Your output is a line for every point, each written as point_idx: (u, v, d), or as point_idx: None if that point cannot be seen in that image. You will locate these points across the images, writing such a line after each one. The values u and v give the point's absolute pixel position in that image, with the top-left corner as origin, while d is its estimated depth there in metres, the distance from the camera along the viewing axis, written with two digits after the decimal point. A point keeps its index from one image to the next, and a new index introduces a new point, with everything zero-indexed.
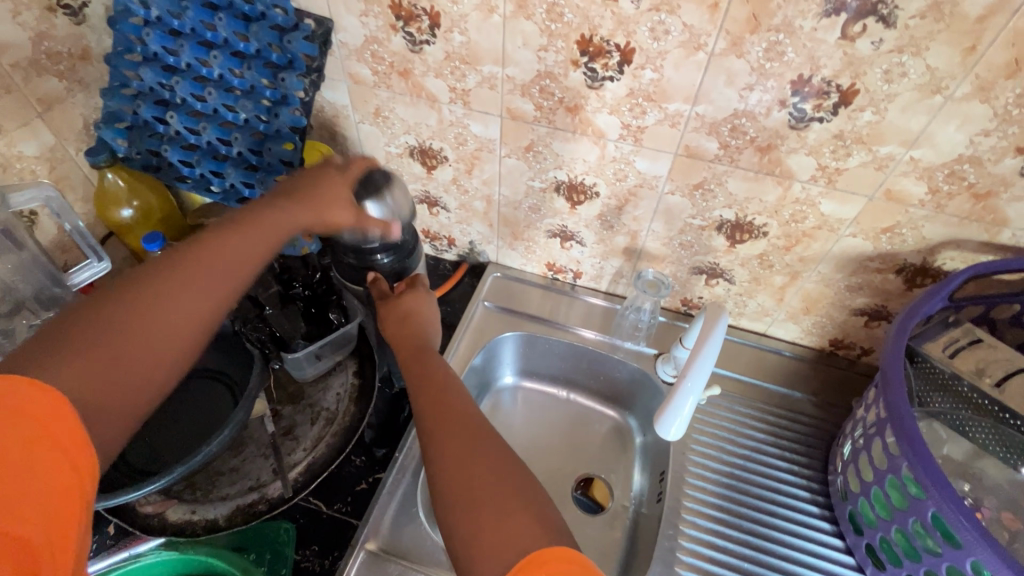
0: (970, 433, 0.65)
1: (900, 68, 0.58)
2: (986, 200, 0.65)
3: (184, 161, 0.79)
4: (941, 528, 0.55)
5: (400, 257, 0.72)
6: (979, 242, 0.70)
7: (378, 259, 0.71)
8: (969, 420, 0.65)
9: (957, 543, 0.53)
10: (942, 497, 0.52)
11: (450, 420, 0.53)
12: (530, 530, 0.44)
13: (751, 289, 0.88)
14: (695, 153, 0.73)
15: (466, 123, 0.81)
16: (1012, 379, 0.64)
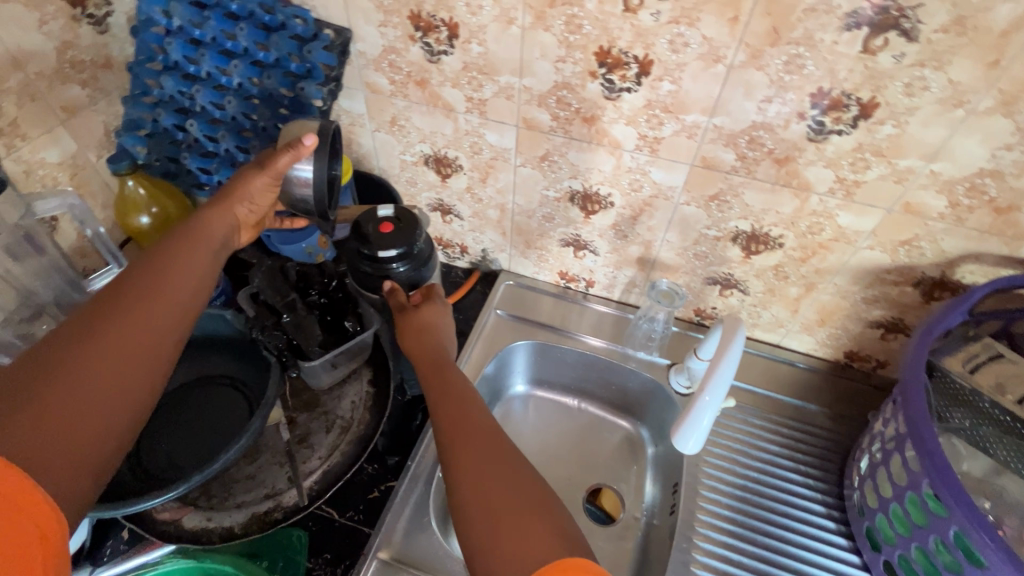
0: (992, 449, 0.64)
1: (922, 82, 0.58)
2: (1006, 215, 0.65)
3: (203, 168, 0.80)
4: (963, 547, 0.54)
5: (416, 266, 0.72)
6: (999, 255, 0.69)
7: (394, 268, 0.70)
8: (988, 435, 0.64)
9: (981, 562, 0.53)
10: (965, 515, 0.52)
11: (469, 431, 0.53)
12: (547, 542, 0.44)
13: (765, 300, 0.87)
14: (712, 164, 0.73)
15: (482, 132, 0.82)
16: None
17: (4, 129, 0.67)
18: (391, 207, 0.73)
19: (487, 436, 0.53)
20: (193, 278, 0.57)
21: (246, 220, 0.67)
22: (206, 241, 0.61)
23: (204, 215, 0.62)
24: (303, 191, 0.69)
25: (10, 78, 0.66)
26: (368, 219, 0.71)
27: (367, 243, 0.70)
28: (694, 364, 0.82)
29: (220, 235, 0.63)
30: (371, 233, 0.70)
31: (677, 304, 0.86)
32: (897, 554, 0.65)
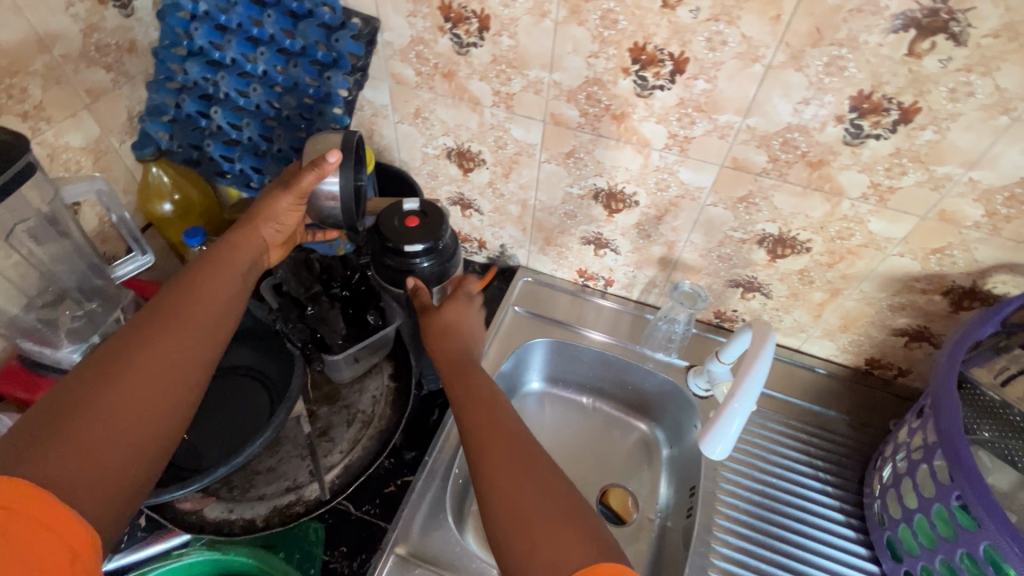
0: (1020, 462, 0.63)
1: (967, 87, 0.56)
2: None
3: (225, 156, 0.80)
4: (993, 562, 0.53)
5: (441, 262, 0.71)
6: None
7: (417, 263, 0.69)
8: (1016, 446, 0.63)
9: None
10: (999, 530, 0.51)
11: (496, 434, 0.53)
12: (581, 547, 0.43)
13: (788, 304, 0.86)
14: (743, 165, 0.71)
15: (508, 127, 0.81)
16: None
17: (30, 112, 0.66)
18: (416, 201, 0.73)
19: (514, 439, 0.52)
20: (221, 298, 0.58)
21: (272, 240, 0.67)
22: (233, 262, 0.61)
23: (231, 236, 0.63)
24: (330, 205, 0.68)
25: (37, 61, 0.65)
26: (394, 213, 0.71)
27: (390, 236, 0.69)
28: (715, 367, 0.82)
29: (247, 256, 0.63)
30: (396, 227, 0.69)
31: (700, 305, 0.84)
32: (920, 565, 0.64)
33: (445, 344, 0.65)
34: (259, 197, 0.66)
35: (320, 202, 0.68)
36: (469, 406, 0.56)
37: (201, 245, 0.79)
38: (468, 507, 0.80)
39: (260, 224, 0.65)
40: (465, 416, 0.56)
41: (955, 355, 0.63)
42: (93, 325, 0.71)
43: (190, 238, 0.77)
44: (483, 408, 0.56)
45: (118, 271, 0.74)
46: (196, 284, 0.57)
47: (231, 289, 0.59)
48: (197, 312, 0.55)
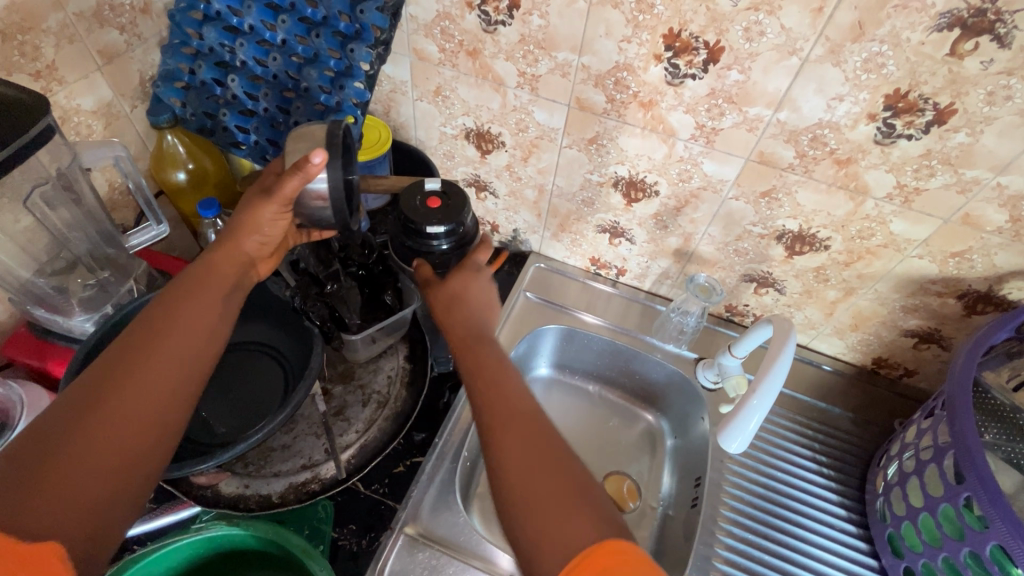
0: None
1: (1005, 91, 0.56)
2: None
3: (241, 126, 0.78)
4: (999, 562, 0.55)
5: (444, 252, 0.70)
6: None
7: (426, 248, 0.69)
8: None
9: None
10: (1009, 531, 0.52)
11: (511, 408, 0.52)
12: (596, 529, 0.44)
13: (801, 301, 0.86)
14: (769, 160, 0.71)
15: (531, 109, 0.79)
16: None
17: (42, 72, 0.64)
18: (437, 181, 0.72)
19: (522, 409, 0.52)
20: (204, 323, 0.53)
21: (260, 252, 0.62)
22: (218, 281, 0.57)
23: (214, 253, 0.58)
24: (320, 206, 0.60)
25: (49, 18, 0.63)
26: (412, 194, 0.70)
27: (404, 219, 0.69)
28: (727, 360, 0.82)
29: (232, 274, 0.58)
30: (411, 209, 0.69)
31: (715, 299, 0.84)
32: (919, 562, 0.66)
33: (452, 316, 0.62)
34: (242, 206, 0.60)
35: (309, 204, 0.60)
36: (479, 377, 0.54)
37: (215, 217, 0.77)
38: (474, 489, 0.81)
39: (242, 236, 0.59)
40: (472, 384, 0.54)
41: (973, 356, 0.64)
42: (105, 294, 0.71)
43: (205, 209, 0.75)
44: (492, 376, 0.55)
45: (133, 240, 0.73)
46: (175, 307, 0.53)
47: (215, 314, 0.54)
48: (175, 340, 0.50)
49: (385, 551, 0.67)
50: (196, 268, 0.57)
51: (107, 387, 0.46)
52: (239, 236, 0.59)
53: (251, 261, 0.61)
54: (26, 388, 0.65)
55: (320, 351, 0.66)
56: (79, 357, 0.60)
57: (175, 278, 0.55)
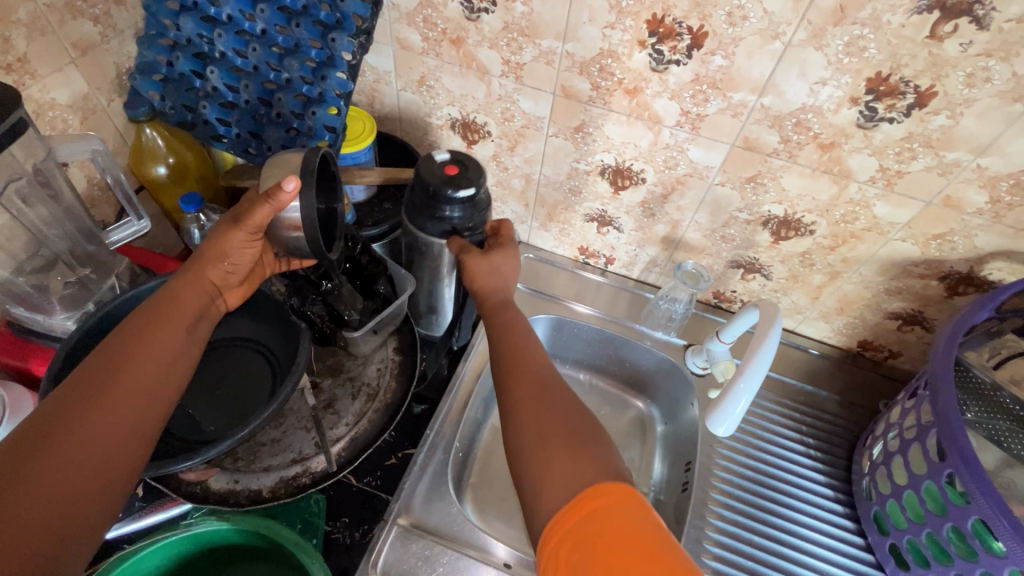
0: (1009, 445, 0.65)
1: (985, 72, 0.56)
2: None
3: (222, 119, 0.77)
4: (981, 536, 0.56)
5: (468, 214, 0.68)
6: None
7: (451, 212, 0.67)
8: (1006, 431, 0.66)
9: (998, 552, 0.55)
10: (989, 506, 0.54)
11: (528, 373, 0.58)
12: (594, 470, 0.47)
13: (787, 286, 0.87)
14: (754, 146, 0.71)
15: (516, 98, 0.78)
16: None
17: (14, 65, 0.62)
18: (446, 153, 0.70)
19: (536, 379, 0.57)
20: (169, 353, 0.54)
21: (224, 280, 0.62)
22: (180, 311, 0.57)
23: (174, 286, 0.58)
24: (295, 234, 0.62)
25: (20, 9, 0.61)
26: (427, 165, 0.68)
27: (432, 183, 0.66)
28: (714, 346, 0.83)
29: (196, 305, 0.58)
30: (435, 176, 0.66)
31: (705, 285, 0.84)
32: (904, 541, 0.68)
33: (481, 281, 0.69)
34: (208, 236, 0.61)
35: (283, 233, 0.62)
36: (505, 353, 0.61)
37: (197, 212, 0.76)
38: (468, 478, 0.82)
39: (206, 266, 0.60)
40: (500, 358, 0.61)
41: (954, 335, 0.65)
42: (85, 292, 0.70)
43: (187, 203, 0.74)
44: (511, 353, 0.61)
45: (113, 236, 0.72)
46: (138, 337, 0.53)
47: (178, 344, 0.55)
48: (137, 370, 0.51)
49: (379, 543, 0.67)
50: (155, 301, 0.57)
51: (69, 418, 0.46)
52: (203, 266, 0.59)
53: (215, 291, 0.62)
54: (9, 388, 0.64)
55: (308, 344, 0.66)
56: (61, 354, 0.59)
57: (139, 309, 0.55)
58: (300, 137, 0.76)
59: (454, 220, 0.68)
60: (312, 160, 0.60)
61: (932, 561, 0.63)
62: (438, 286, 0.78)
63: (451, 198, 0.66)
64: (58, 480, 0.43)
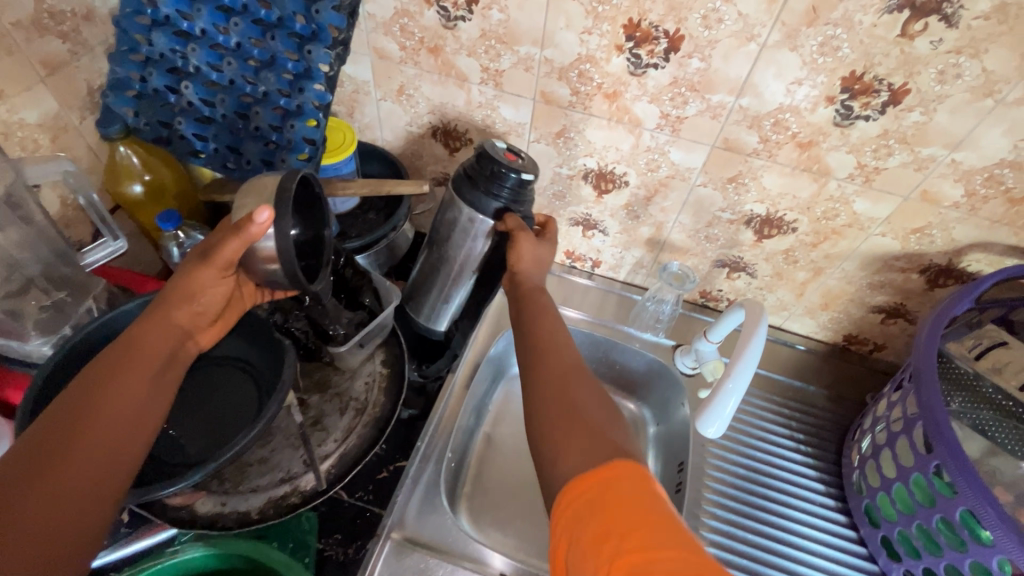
0: (993, 434, 0.66)
1: (955, 69, 0.57)
2: (1020, 205, 0.66)
3: (199, 134, 0.76)
4: (969, 526, 0.57)
5: (522, 198, 0.69)
6: (1006, 245, 0.70)
7: (504, 191, 0.68)
8: (989, 419, 0.67)
9: (987, 541, 0.56)
10: (977, 497, 0.54)
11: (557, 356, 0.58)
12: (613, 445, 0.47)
13: (772, 284, 0.87)
14: (734, 146, 0.71)
15: (496, 105, 0.78)
16: None
17: None
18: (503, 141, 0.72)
19: (567, 364, 0.57)
20: (137, 397, 0.52)
21: (197, 320, 0.60)
22: (147, 354, 0.54)
23: (138, 329, 0.55)
24: (272, 267, 0.60)
25: None
26: (491, 146, 0.70)
27: (495, 164, 0.67)
28: (702, 345, 0.83)
29: (167, 346, 0.56)
30: (497, 154, 0.68)
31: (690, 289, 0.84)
32: (895, 534, 0.68)
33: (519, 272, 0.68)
34: (177, 272, 0.59)
35: (259, 265, 0.60)
36: (532, 339, 0.61)
37: (176, 229, 0.75)
38: (462, 489, 0.81)
39: (177, 304, 0.58)
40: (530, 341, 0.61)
41: (936, 329, 0.66)
42: (61, 316, 0.69)
43: (165, 221, 0.73)
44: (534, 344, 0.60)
45: (89, 258, 0.71)
46: (102, 384, 0.51)
47: (147, 389, 0.53)
48: (105, 416, 0.49)
49: (372, 560, 0.66)
50: (120, 343, 0.54)
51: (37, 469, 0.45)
52: (172, 306, 0.57)
53: (185, 330, 0.59)
54: None
55: (293, 358, 0.65)
56: (38, 381, 0.57)
57: (104, 352, 0.53)
58: (279, 151, 0.75)
59: (509, 202, 0.69)
60: (289, 187, 0.58)
61: (924, 555, 0.64)
62: (455, 281, 0.79)
63: (512, 180, 0.67)
64: (24, 550, 0.41)
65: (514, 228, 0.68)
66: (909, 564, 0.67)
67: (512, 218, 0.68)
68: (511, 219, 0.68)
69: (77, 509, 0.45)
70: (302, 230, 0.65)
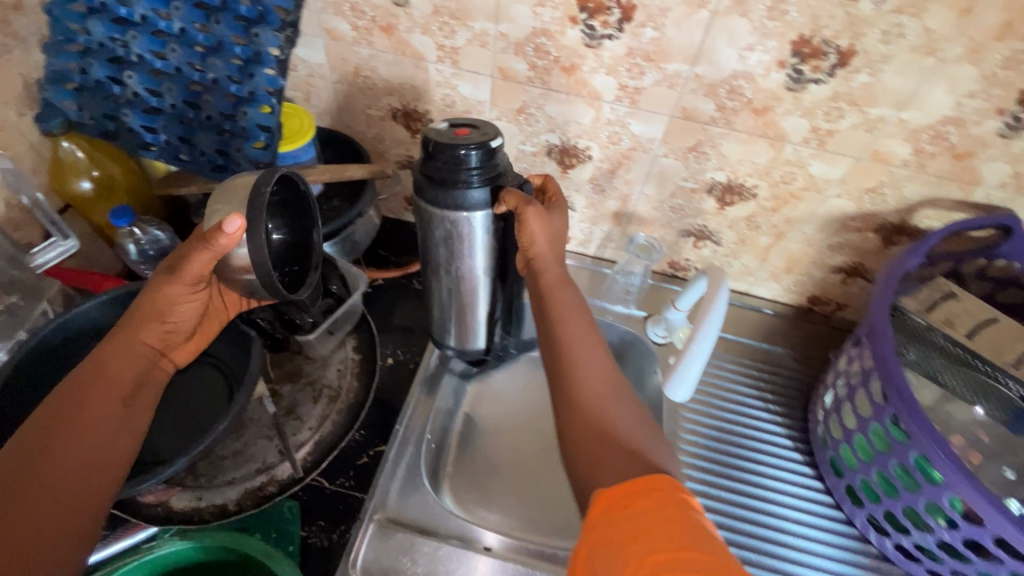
0: (945, 379, 0.70)
1: (898, 29, 0.59)
2: (965, 160, 0.68)
3: (148, 126, 0.73)
4: (922, 468, 0.60)
5: (494, 173, 0.61)
6: (953, 200, 0.73)
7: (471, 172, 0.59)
8: (942, 366, 0.70)
9: (936, 480, 0.59)
10: (927, 440, 0.58)
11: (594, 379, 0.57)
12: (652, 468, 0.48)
13: (737, 251, 0.88)
14: (691, 115, 0.72)
15: (455, 83, 0.77)
16: (983, 329, 0.69)
17: None
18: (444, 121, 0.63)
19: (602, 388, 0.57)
20: (106, 421, 0.52)
21: (166, 339, 0.60)
22: (115, 376, 0.54)
23: (103, 351, 0.55)
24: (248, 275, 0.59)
25: None
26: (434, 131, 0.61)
27: (447, 147, 0.58)
28: (672, 314, 0.85)
29: (136, 367, 0.56)
30: (443, 137, 0.59)
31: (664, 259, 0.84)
32: (857, 481, 0.72)
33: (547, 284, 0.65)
34: (145, 288, 0.58)
35: (237, 276, 0.59)
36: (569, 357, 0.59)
37: (130, 226, 0.72)
38: (445, 469, 0.82)
39: (146, 323, 0.57)
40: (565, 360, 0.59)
41: (888, 287, 0.69)
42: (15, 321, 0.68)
43: (117, 217, 0.71)
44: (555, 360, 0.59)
45: (39, 259, 0.70)
46: (70, 409, 0.51)
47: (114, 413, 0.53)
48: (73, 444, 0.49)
49: (356, 544, 0.66)
50: (86, 367, 0.54)
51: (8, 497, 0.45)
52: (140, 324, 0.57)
53: (156, 351, 0.59)
54: None
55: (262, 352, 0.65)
56: None
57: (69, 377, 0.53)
58: (233, 140, 0.73)
59: (484, 180, 0.60)
60: (267, 190, 0.56)
61: (883, 498, 0.68)
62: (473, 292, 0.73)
63: (481, 156, 0.59)
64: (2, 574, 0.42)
65: (519, 205, 0.60)
66: (870, 508, 0.71)
67: (511, 196, 0.60)
68: (510, 196, 0.60)
69: (59, 526, 0.46)
70: (286, 232, 0.64)
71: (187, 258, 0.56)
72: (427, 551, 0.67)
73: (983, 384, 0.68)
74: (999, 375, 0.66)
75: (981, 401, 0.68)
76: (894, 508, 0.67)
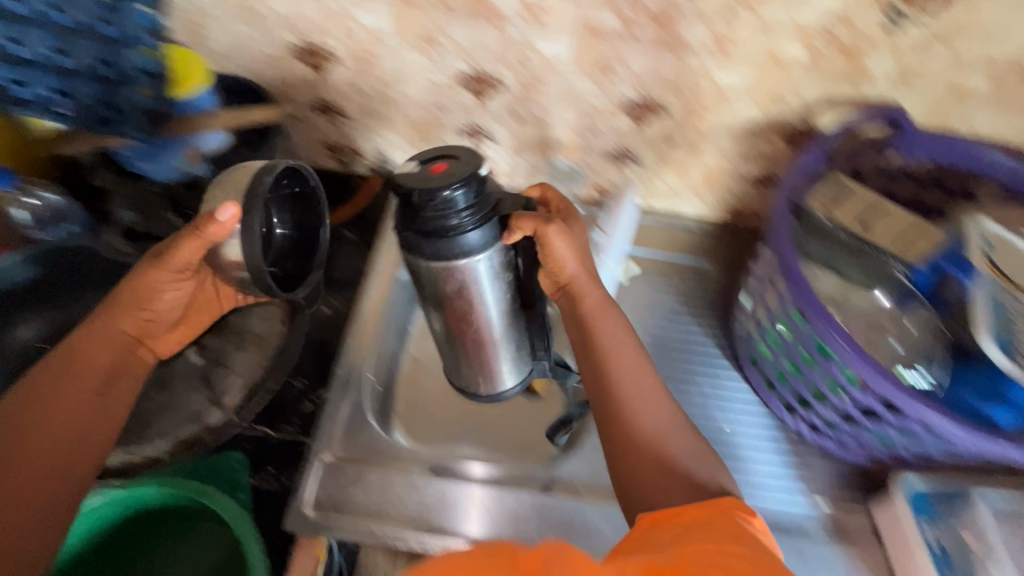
0: (840, 267, 0.70)
1: None
2: (855, 58, 0.70)
3: (13, 78, 0.67)
4: (818, 346, 0.64)
5: (484, 203, 0.54)
6: (847, 97, 0.74)
7: (461, 214, 0.53)
8: (837, 255, 0.71)
9: (830, 356, 0.63)
10: (824, 326, 0.60)
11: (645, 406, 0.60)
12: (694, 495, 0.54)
13: (657, 169, 0.89)
14: (595, 30, 0.72)
15: (353, 13, 0.74)
16: (879, 221, 0.68)
17: None
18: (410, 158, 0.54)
19: (659, 421, 0.59)
20: (88, 407, 0.57)
21: (146, 328, 0.63)
22: (91, 360, 0.58)
23: (80, 338, 0.59)
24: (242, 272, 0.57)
25: None
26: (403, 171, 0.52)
27: (433, 195, 0.51)
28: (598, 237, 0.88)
29: (115, 355, 0.60)
30: (417, 180, 0.51)
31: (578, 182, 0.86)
32: (770, 378, 0.76)
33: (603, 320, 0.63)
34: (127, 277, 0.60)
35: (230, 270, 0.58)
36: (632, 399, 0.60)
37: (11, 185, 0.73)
38: (395, 408, 0.82)
39: (129, 312, 0.60)
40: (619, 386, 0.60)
41: (794, 180, 0.71)
42: None
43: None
44: (599, 369, 0.62)
45: None
46: (48, 395, 0.55)
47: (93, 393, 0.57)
48: (55, 423, 0.55)
49: (303, 479, 0.69)
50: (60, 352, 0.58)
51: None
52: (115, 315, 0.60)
53: (134, 339, 0.62)
54: None
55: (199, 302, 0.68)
56: None
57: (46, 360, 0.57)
58: (117, 87, 0.69)
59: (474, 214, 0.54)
60: (265, 180, 0.54)
61: (788, 378, 0.73)
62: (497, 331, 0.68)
63: (469, 192, 0.52)
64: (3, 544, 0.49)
65: (535, 228, 0.58)
66: (779, 389, 0.75)
67: (523, 219, 0.58)
68: (521, 224, 0.57)
69: (41, 498, 0.52)
70: (285, 218, 0.62)
71: (176, 245, 0.58)
72: (375, 483, 0.69)
73: (877, 271, 0.68)
74: (889, 258, 0.68)
75: (879, 286, 0.68)
76: (799, 384, 0.71)
